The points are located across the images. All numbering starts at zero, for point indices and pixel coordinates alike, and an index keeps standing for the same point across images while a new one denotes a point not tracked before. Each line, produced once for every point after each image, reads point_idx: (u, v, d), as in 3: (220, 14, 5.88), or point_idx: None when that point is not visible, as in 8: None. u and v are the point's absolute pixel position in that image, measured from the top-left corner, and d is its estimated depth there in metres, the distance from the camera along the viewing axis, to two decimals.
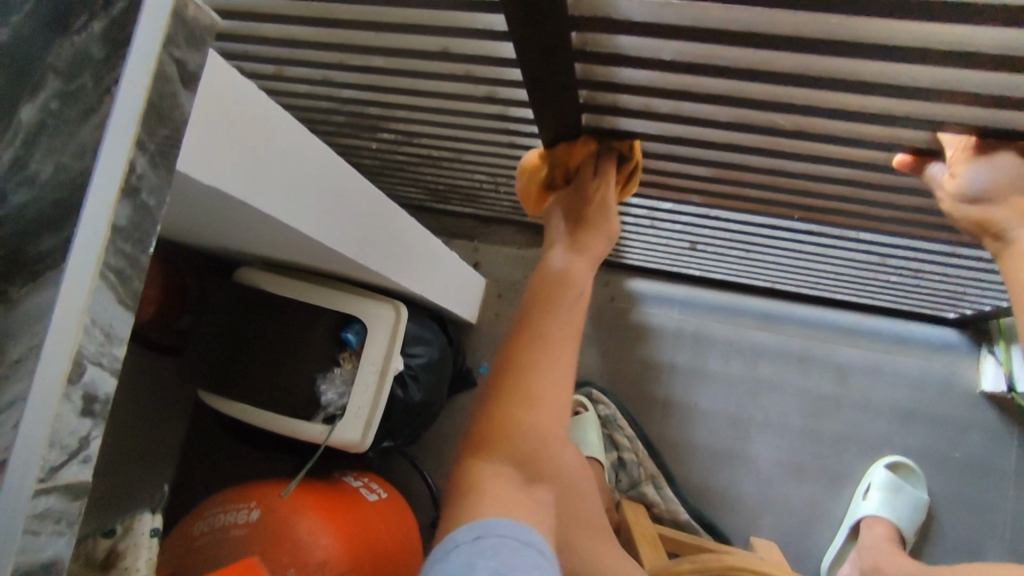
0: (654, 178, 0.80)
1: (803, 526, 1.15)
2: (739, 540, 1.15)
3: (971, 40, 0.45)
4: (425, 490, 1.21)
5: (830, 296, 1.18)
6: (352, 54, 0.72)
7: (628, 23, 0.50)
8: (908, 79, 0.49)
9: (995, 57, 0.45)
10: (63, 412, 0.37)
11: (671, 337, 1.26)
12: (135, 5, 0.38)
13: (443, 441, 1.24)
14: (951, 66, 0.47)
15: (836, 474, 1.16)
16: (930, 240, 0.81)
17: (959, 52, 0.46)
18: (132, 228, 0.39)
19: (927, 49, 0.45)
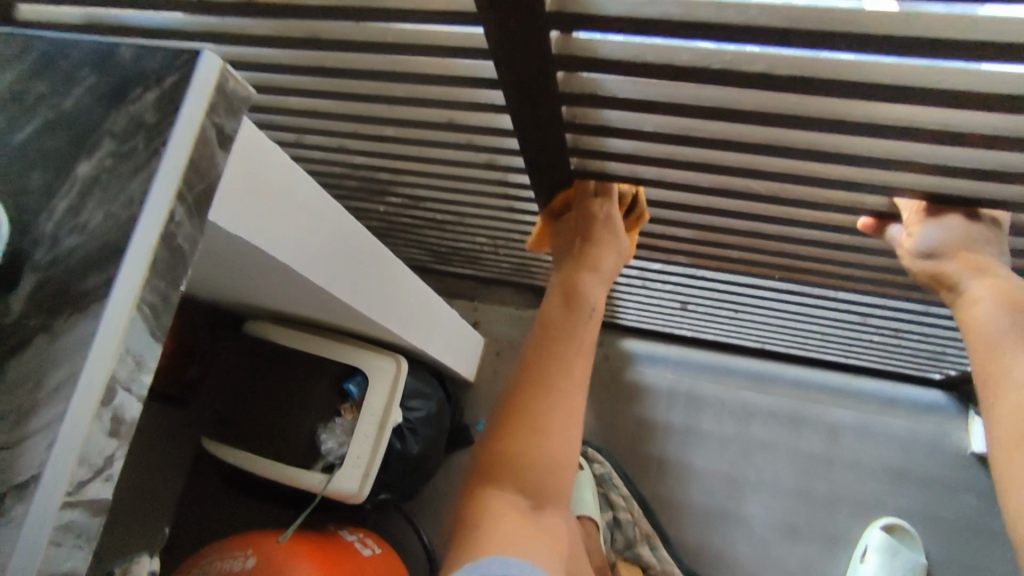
0: (642, 240, 0.86)
1: None
2: None
3: (907, 117, 0.51)
4: (419, 549, 1.20)
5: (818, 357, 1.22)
6: (366, 125, 0.79)
7: (613, 99, 0.57)
8: (859, 151, 0.56)
9: (929, 132, 0.51)
10: (93, 432, 0.40)
11: (665, 396, 1.28)
12: (185, 80, 0.45)
13: (438, 499, 1.24)
14: (895, 139, 0.53)
15: (833, 537, 1.16)
16: (903, 300, 0.86)
17: (899, 128, 0.52)
18: (167, 267, 0.44)
19: (873, 125, 0.52)
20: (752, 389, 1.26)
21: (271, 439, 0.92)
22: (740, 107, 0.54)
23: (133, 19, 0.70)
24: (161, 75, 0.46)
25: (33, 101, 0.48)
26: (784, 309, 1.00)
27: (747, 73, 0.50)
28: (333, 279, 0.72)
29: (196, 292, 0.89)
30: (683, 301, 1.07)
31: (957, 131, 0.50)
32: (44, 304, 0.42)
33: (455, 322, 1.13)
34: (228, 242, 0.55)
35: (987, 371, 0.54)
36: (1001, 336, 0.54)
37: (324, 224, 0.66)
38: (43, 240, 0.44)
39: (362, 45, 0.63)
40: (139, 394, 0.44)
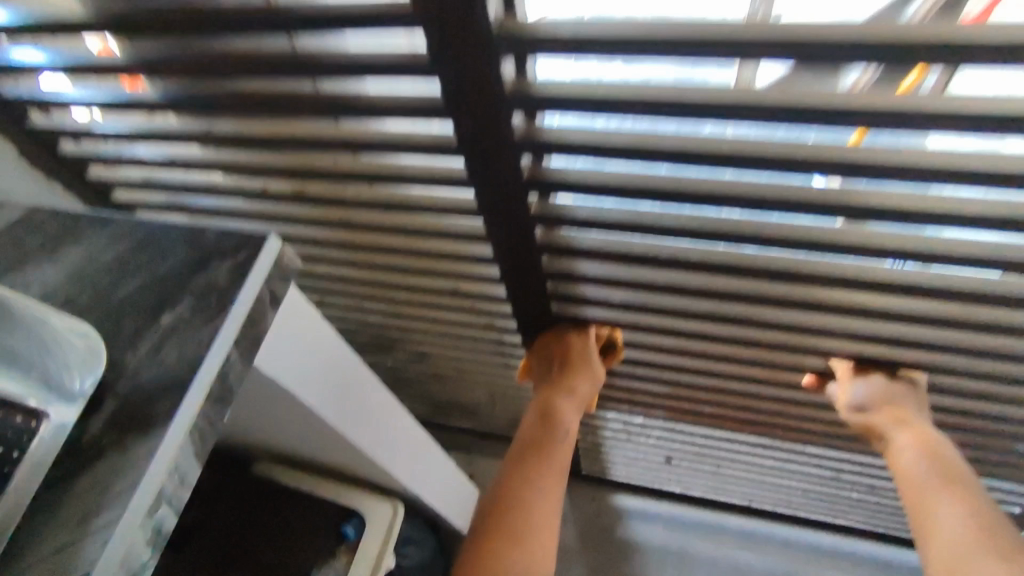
0: (622, 393, 0.96)
1: None
2: None
3: (819, 294, 0.64)
4: None
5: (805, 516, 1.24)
6: (382, 288, 0.94)
7: (584, 275, 0.71)
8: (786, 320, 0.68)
9: (837, 305, 0.64)
10: (136, 539, 0.48)
11: (658, 555, 1.28)
12: (254, 255, 0.59)
13: None
14: (811, 310, 0.66)
15: None
16: (864, 454, 0.94)
17: (814, 301, 0.65)
18: (218, 399, 0.54)
19: (791, 299, 0.65)
20: (744, 549, 1.26)
21: None
22: (686, 282, 0.68)
23: (205, 203, 0.87)
24: (236, 251, 0.60)
25: (133, 267, 0.62)
26: (761, 464, 1.06)
27: (687, 257, 0.65)
28: (348, 423, 0.80)
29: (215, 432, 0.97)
30: (667, 455, 1.14)
31: (857, 305, 0.63)
32: (116, 426, 0.52)
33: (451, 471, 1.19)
34: (266, 386, 0.66)
35: (918, 514, 0.58)
36: (926, 480, 0.60)
37: (345, 376, 0.77)
38: (123, 374, 0.55)
39: (386, 228, 0.80)
40: (176, 507, 0.52)
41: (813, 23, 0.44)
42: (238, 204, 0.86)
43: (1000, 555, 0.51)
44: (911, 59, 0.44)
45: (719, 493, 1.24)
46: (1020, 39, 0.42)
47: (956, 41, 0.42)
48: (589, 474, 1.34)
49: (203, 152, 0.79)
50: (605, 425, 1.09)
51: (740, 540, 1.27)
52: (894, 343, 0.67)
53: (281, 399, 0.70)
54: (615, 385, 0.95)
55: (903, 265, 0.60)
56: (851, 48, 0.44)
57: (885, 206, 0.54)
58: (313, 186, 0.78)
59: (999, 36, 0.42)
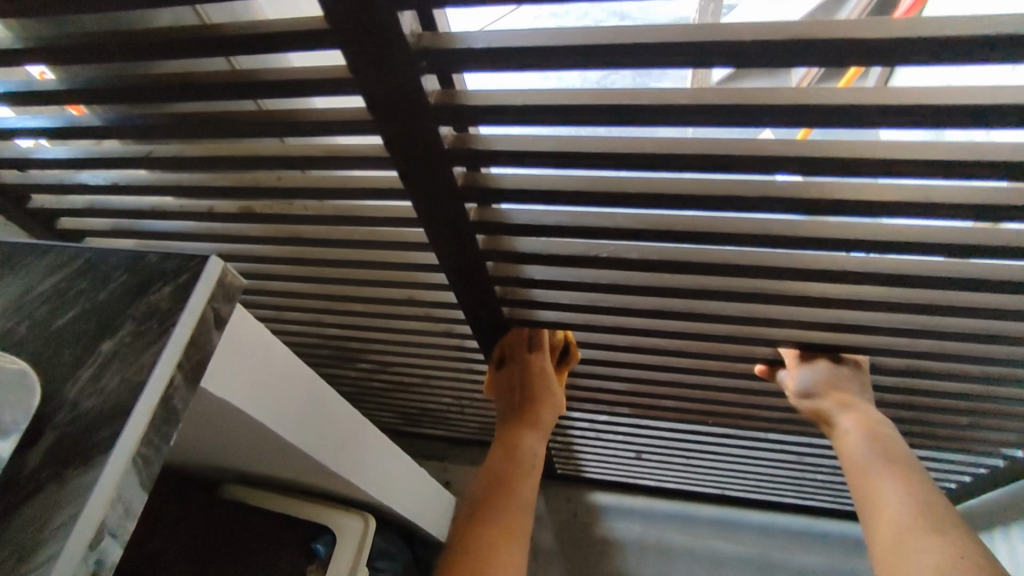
0: (585, 393, 0.97)
1: None
2: None
3: (760, 285, 0.66)
4: None
5: (776, 501, 1.27)
6: (340, 302, 0.94)
7: (532, 279, 0.72)
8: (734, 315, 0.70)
9: (778, 295, 0.66)
10: (77, 573, 0.47)
11: (635, 550, 1.29)
12: (194, 277, 0.58)
13: None
14: (757, 302, 0.67)
15: None
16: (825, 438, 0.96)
17: (756, 292, 0.66)
18: (161, 424, 0.54)
19: (735, 292, 0.66)
20: (719, 537, 1.28)
21: None
22: (633, 282, 0.69)
23: (156, 226, 0.87)
24: (177, 273, 0.59)
25: (73, 296, 0.61)
26: (728, 453, 1.07)
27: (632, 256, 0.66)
28: (311, 438, 0.80)
29: (178, 457, 0.96)
30: (636, 450, 1.15)
31: (797, 294, 0.65)
32: (55, 458, 0.51)
33: (426, 480, 1.19)
34: (218, 408, 0.65)
35: (866, 495, 0.59)
36: (870, 462, 0.61)
37: (302, 393, 0.77)
38: (63, 405, 0.54)
39: (338, 244, 0.80)
40: (120, 537, 0.51)
41: (730, 27, 0.46)
42: (190, 226, 0.85)
43: (946, 530, 0.52)
44: (825, 60, 0.46)
45: (692, 484, 1.25)
46: (924, 36, 0.43)
47: (866, 40, 0.44)
48: (564, 474, 1.35)
49: (148, 176, 0.78)
50: (573, 424, 1.10)
51: (715, 529, 1.29)
52: (838, 330, 0.68)
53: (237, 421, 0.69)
54: (577, 384, 0.96)
55: (840, 254, 0.61)
56: (767, 50, 0.45)
57: (813, 198, 0.56)
58: (261, 204, 0.78)
59: (907, 35, 0.43)
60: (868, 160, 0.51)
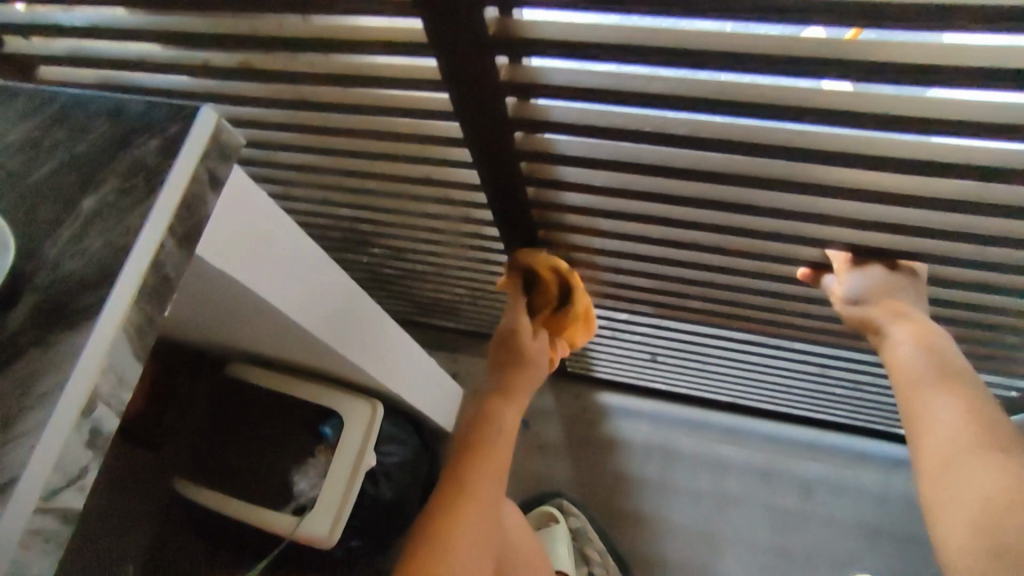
0: (608, 290, 0.91)
1: None
2: None
3: (826, 175, 0.58)
4: None
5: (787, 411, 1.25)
6: (349, 179, 0.86)
7: (564, 157, 0.64)
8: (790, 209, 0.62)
9: (844, 189, 0.58)
10: (70, 442, 0.44)
11: (640, 450, 1.30)
12: (184, 130, 0.51)
13: None
14: (820, 196, 0.60)
15: None
16: (856, 351, 0.91)
17: (820, 184, 0.59)
18: (155, 292, 0.49)
19: (798, 182, 0.59)
20: (726, 442, 1.28)
21: (252, 480, 0.96)
22: (681, 166, 0.61)
23: (146, 81, 0.77)
24: (165, 125, 0.52)
25: (50, 146, 0.54)
26: (748, 361, 1.04)
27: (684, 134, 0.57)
28: (317, 318, 0.75)
29: (182, 334, 0.93)
30: (652, 353, 1.12)
31: (867, 188, 0.57)
32: (40, 322, 0.47)
33: (435, 371, 1.16)
34: (221, 282, 0.60)
35: (910, 413, 0.58)
36: (924, 372, 0.58)
37: (310, 271, 0.71)
38: (46, 265, 0.49)
39: (349, 109, 0.71)
40: (117, 408, 0.47)
41: None
42: (182, 82, 0.76)
43: (1000, 447, 0.52)
44: None
45: (705, 390, 1.23)
46: None
47: None
48: (574, 373, 1.34)
49: (131, 17, 0.68)
50: None
51: (722, 434, 1.29)
52: (907, 232, 0.61)
53: (239, 295, 0.64)
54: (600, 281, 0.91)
55: (933, 141, 0.52)
56: None
57: (918, 68, 0.46)
58: (261, 58, 0.68)
59: None
60: (1010, 11, 0.40)
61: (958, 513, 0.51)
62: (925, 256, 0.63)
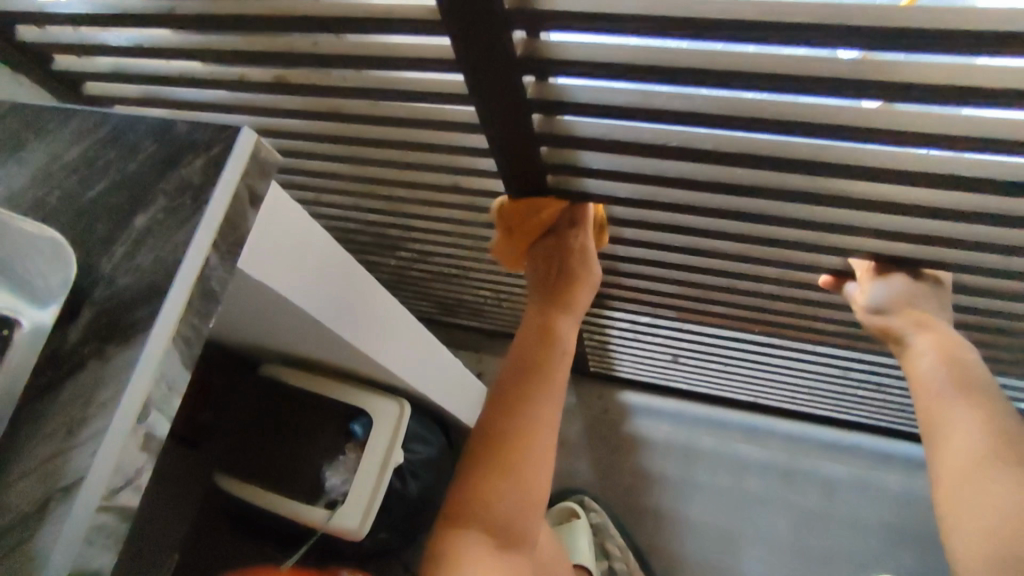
0: (630, 293, 0.93)
1: None
2: None
3: (848, 187, 0.58)
4: None
5: (809, 412, 1.25)
6: (378, 186, 0.89)
7: (590, 168, 0.65)
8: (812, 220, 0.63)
9: (867, 201, 0.58)
10: (128, 445, 0.47)
11: (661, 448, 1.31)
12: (226, 150, 0.54)
13: None
14: (842, 207, 0.60)
15: None
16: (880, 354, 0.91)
17: (841, 195, 0.59)
18: (200, 305, 0.52)
19: (820, 194, 0.59)
20: (747, 442, 1.29)
21: (286, 476, 1.00)
22: (704, 178, 0.62)
23: (186, 95, 0.81)
24: (208, 145, 0.55)
25: (101, 165, 0.58)
26: (770, 363, 1.05)
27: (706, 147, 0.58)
28: (348, 323, 0.78)
29: (219, 336, 0.97)
30: (674, 354, 1.13)
31: (889, 201, 0.58)
32: (97, 333, 0.50)
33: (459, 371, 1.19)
34: (258, 292, 0.64)
35: (929, 421, 0.59)
36: (943, 386, 0.59)
37: (341, 282, 0.75)
38: (101, 279, 0.52)
39: (379, 121, 0.73)
40: (168, 414, 0.51)
41: None
42: (221, 96, 0.79)
43: (1016, 458, 0.53)
44: None
45: (727, 390, 1.24)
46: None
47: None
48: (596, 372, 1.35)
49: (173, 37, 0.71)
50: (612, 325, 1.07)
51: (743, 434, 1.30)
52: (930, 242, 0.61)
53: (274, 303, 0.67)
54: (622, 286, 0.92)
55: (955, 155, 0.53)
56: None
57: (940, 87, 0.47)
58: (295, 74, 0.71)
59: None
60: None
61: (984, 516, 0.51)
62: (948, 265, 0.64)
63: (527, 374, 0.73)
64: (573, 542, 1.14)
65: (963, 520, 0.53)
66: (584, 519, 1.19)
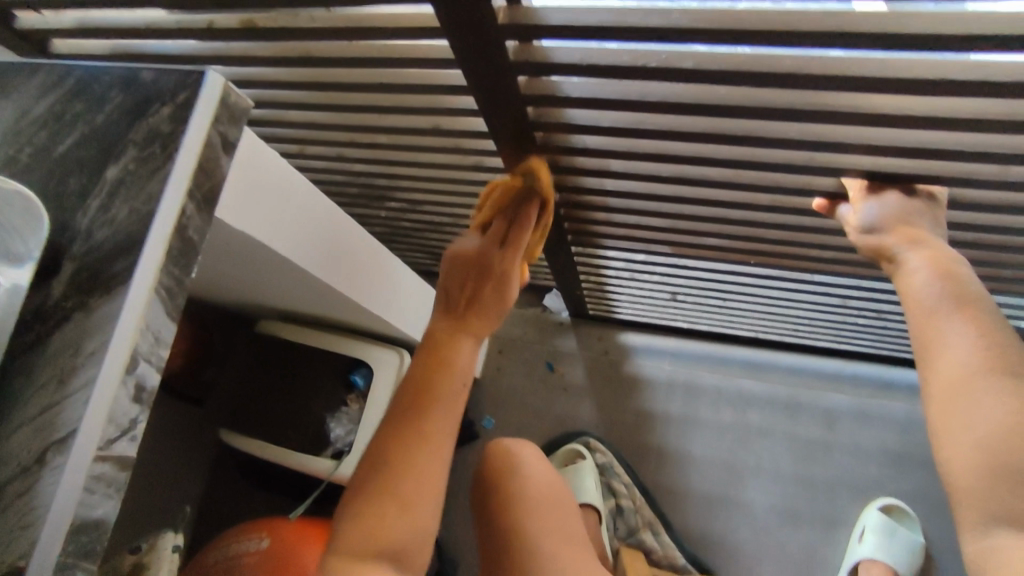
0: (623, 231, 0.92)
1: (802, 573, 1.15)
2: None
3: (839, 101, 0.56)
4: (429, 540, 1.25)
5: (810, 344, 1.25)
6: (360, 134, 0.87)
7: (569, 98, 0.63)
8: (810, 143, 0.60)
9: (858, 115, 0.56)
10: (119, 396, 0.47)
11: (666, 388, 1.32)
12: (193, 96, 0.52)
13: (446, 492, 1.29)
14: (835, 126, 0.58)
15: (831, 519, 1.18)
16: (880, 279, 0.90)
17: (831, 111, 0.57)
18: (180, 255, 0.51)
19: (813, 111, 0.57)
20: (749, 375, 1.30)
21: (289, 429, 1.02)
22: (688, 101, 0.60)
23: (155, 48, 0.78)
24: (174, 92, 0.53)
25: (68, 119, 0.56)
26: (769, 296, 1.04)
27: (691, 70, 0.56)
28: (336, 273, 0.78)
29: (214, 294, 0.97)
30: (672, 292, 1.12)
31: (880, 113, 0.56)
32: (79, 287, 0.50)
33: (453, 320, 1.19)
34: (241, 242, 0.63)
35: (926, 345, 0.58)
36: (938, 301, 0.58)
37: (325, 226, 0.73)
38: (79, 234, 0.52)
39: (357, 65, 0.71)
40: (157, 364, 0.51)
41: None
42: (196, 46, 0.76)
43: (1011, 375, 0.53)
44: None
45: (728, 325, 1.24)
46: None
47: None
48: (596, 315, 1.35)
49: None
50: (608, 265, 1.06)
51: (745, 369, 1.30)
52: (928, 156, 0.59)
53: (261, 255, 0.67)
54: (615, 223, 0.91)
55: (955, 57, 0.50)
56: None
57: None
58: (263, 17, 0.68)
59: None
60: None
61: (967, 437, 0.52)
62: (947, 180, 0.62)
63: (418, 402, 0.68)
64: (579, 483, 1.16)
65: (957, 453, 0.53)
66: (590, 459, 1.21)
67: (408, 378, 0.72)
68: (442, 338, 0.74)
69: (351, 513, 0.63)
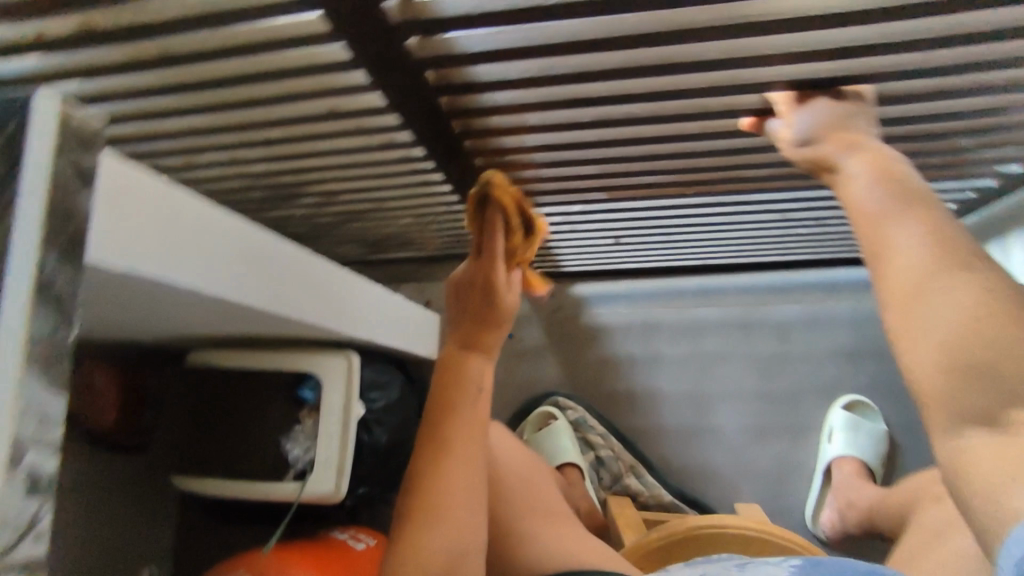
0: (555, 184, 0.86)
1: (780, 482, 1.19)
2: (723, 510, 1.18)
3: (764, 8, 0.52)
4: None
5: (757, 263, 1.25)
6: (248, 132, 0.78)
7: (470, 53, 0.58)
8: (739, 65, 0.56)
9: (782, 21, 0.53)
10: (8, 493, 0.40)
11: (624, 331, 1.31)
12: (23, 124, 0.42)
13: None
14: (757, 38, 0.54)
15: (798, 426, 1.22)
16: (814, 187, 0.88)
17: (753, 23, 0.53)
18: (51, 316, 0.43)
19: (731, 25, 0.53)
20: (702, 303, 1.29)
21: (242, 460, 0.95)
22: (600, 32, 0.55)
23: None
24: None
25: None
26: (710, 222, 1.02)
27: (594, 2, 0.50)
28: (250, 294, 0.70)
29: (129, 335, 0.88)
30: (614, 237, 1.09)
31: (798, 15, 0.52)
32: None
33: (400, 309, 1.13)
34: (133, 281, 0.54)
35: (875, 248, 0.57)
36: (883, 204, 0.57)
37: (239, 244, 0.64)
38: None
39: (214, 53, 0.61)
40: (51, 446, 0.43)
41: None
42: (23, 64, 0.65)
43: (967, 268, 0.51)
44: None
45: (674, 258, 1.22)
46: None
47: None
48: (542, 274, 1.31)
49: None
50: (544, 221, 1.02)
51: (697, 298, 1.29)
52: (851, 55, 0.56)
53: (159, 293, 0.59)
54: (546, 177, 0.85)
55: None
56: None
57: None
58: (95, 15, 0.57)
59: None
60: None
61: (926, 346, 0.50)
62: (880, 78, 0.60)
63: (442, 403, 0.81)
64: (556, 444, 1.15)
65: (915, 350, 0.51)
66: (562, 421, 1.19)
67: (423, 434, 0.81)
68: (456, 360, 0.84)
69: (402, 513, 0.75)
